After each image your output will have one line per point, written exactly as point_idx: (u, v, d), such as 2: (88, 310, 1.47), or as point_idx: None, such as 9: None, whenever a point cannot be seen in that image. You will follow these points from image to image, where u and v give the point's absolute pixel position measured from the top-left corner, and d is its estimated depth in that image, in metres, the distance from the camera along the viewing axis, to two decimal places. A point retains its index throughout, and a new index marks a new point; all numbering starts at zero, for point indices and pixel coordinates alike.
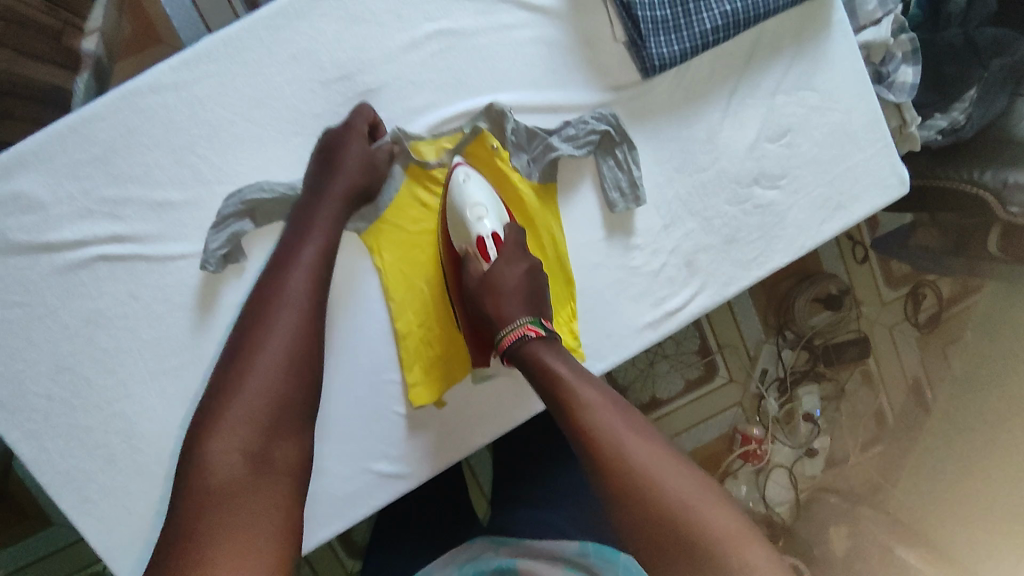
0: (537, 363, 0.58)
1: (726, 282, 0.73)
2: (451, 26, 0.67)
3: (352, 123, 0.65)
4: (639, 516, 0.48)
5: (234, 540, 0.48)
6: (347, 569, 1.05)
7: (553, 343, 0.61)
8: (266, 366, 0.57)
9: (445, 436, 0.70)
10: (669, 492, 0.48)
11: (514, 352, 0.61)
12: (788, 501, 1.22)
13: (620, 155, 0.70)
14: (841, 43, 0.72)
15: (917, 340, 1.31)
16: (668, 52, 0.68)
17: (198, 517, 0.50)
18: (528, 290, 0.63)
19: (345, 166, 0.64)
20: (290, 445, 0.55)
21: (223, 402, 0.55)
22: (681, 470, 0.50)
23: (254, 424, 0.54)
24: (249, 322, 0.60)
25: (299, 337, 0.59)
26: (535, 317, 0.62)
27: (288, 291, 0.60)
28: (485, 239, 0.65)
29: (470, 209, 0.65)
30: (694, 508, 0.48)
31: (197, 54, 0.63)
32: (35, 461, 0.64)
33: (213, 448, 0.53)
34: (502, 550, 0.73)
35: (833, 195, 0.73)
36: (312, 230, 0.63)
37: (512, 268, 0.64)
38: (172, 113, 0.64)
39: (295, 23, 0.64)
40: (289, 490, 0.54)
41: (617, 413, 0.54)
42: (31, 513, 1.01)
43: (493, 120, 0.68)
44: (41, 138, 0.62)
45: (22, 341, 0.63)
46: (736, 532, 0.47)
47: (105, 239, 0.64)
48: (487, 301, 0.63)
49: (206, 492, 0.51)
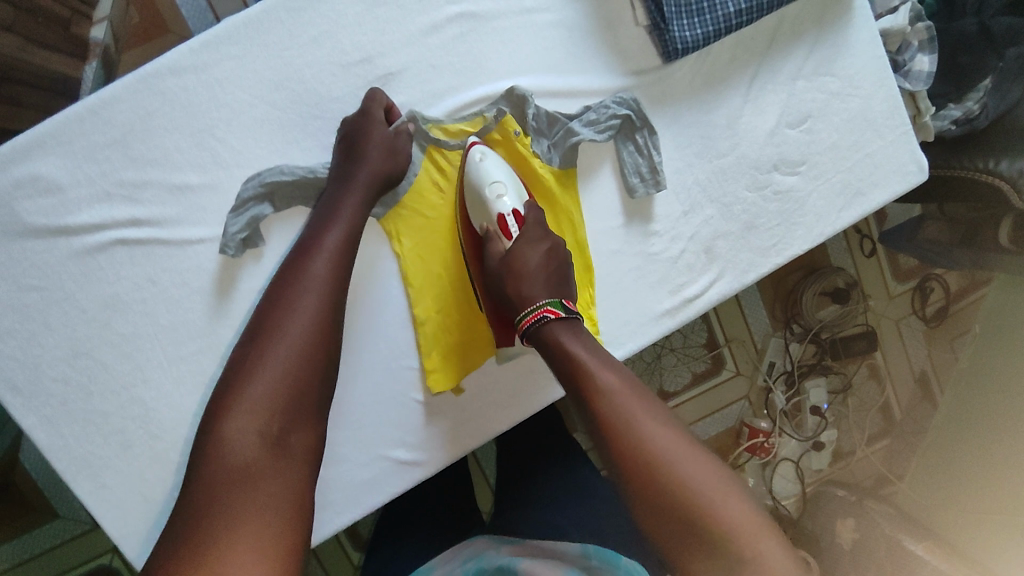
0: (556, 347, 0.57)
1: (745, 269, 0.72)
2: (472, 9, 0.67)
3: (373, 106, 0.65)
4: (657, 504, 0.48)
5: (250, 524, 0.48)
6: (354, 562, 1.05)
7: (577, 327, 0.59)
8: (285, 348, 0.56)
9: (461, 423, 0.70)
10: (689, 481, 0.48)
11: (535, 336, 0.59)
12: (795, 494, 1.27)
13: (641, 140, 0.70)
14: (861, 29, 0.72)
15: (923, 334, 1.32)
16: (690, 35, 0.67)
17: (211, 497, 0.49)
18: (549, 272, 0.62)
19: (367, 150, 0.63)
20: (307, 430, 0.55)
21: (242, 382, 0.55)
22: (701, 460, 0.50)
23: (273, 405, 0.54)
24: (269, 303, 0.59)
25: (319, 321, 0.58)
26: (557, 299, 0.60)
27: (307, 274, 0.60)
28: (506, 217, 0.64)
29: (488, 187, 0.64)
30: (713, 501, 0.48)
31: (218, 36, 0.63)
32: (51, 447, 0.63)
33: (230, 427, 0.52)
34: (504, 548, 0.72)
35: (852, 181, 0.73)
36: (333, 213, 0.63)
37: (533, 249, 0.63)
38: (191, 95, 0.63)
39: (316, 6, 0.64)
40: (302, 477, 0.53)
41: (636, 399, 0.52)
42: (37, 505, 1.00)
43: (514, 105, 0.68)
44: (59, 119, 0.62)
45: (39, 325, 0.63)
46: (756, 528, 0.47)
47: (123, 223, 0.63)
48: (511, 283, 0.62)
49: (221, 471, 0.51)
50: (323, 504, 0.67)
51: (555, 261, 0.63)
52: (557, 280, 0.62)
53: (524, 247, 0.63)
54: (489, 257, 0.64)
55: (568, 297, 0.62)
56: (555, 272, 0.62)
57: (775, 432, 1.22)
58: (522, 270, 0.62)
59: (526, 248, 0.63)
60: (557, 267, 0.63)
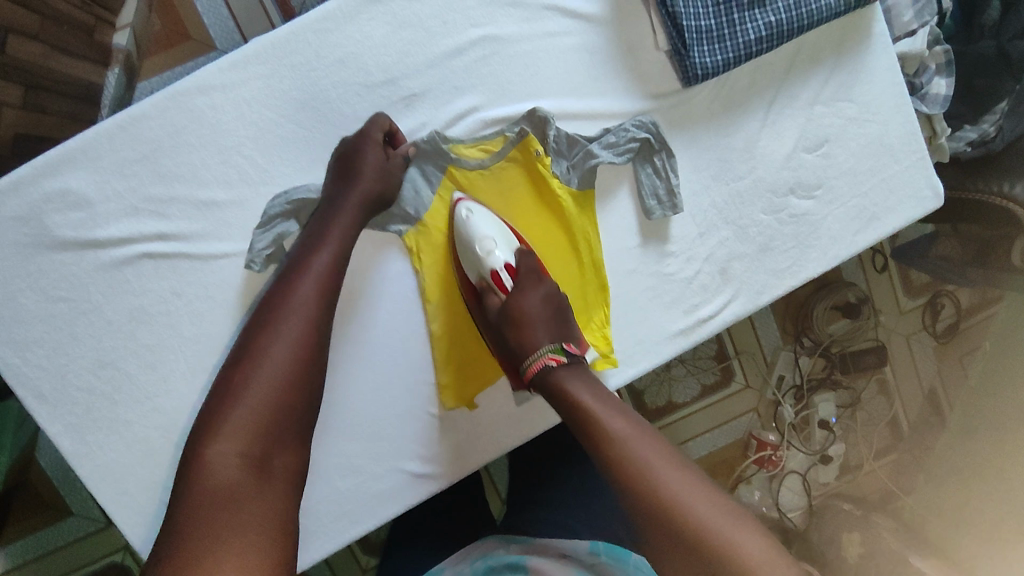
0: (561, 391, 0.57)
1: (759, 290, 0.73)
2: (495, 32, 0.68)
3: (370, 130, 0.65)
4: (668, 540, 0.47)
5: (234, 541, 0.45)
6: (362, 565, 1.06)
7: (579, 372, 0.59)
8: (270, 369, 0.54)
9: (476, 437, 0.71)
10: (700, 516, 0.47)
11: (539, 382, 0.59)
12: (800, 508, 1.24)
13: (659, 162, 0.70)
14: (880, 55, 0.73)
15: (934, 350, 1.32)
16: (711, 61, 0.68)
17: (193, 518, 0.47)
18: (548, 318, 0.63)
19: (360, 174, 0.64)
20: (290, 451, 0.53)
21: (227, 404, 0.53)
22: (710, 496, 0.49)
23: (257, 429, 0.52)
24: (254, 328, 0.57)
25: (305, 342, 0.56)
26: (557, 345, 0.61)
27: (293, 290, 0.58)
28: (501, 272, 0.65)
29: (479, 244, 0.65)
30: (724, 531, 0.47)
31: (246, 56, 0.64)
32: (75, 453, 0.64)
33: (214, 450, 0.50)
34: (513, 546, 0.72)
35: (867, 206, 0.74)
36: (322, 235, 0.62)
37: (530, 295, 0.64)
38: (218, 113, 0.65)
39: (342, 27, 0.65)
40: (287, 501, 0.51)
41: (645, 440, 0.52)
42: (50, 503, 1.02)
43: (535, 126, 0.69)
44: (89, 136, 0.63)
45: (66, 335, 0.64)
46: (771, 556, 0.46)
47: (150, 237, 0.65)
48: (514, 330, 0.62)
49: (202, 495, 0.48)
50: (342, 513, 0.68)
51: (553, 306, 0.64)
52: (554, 323, 0.63)
53: (519, 296, 0.63)
54: (489, 309, 0.65)
55: (567, 339, 0.63)
56: (552, 318, 0.63)
57: (783, 445, 1.22)
58: (519, 317, 0.62)
59: (524, 296, 0.63)
60: (554, 312, 0.64)
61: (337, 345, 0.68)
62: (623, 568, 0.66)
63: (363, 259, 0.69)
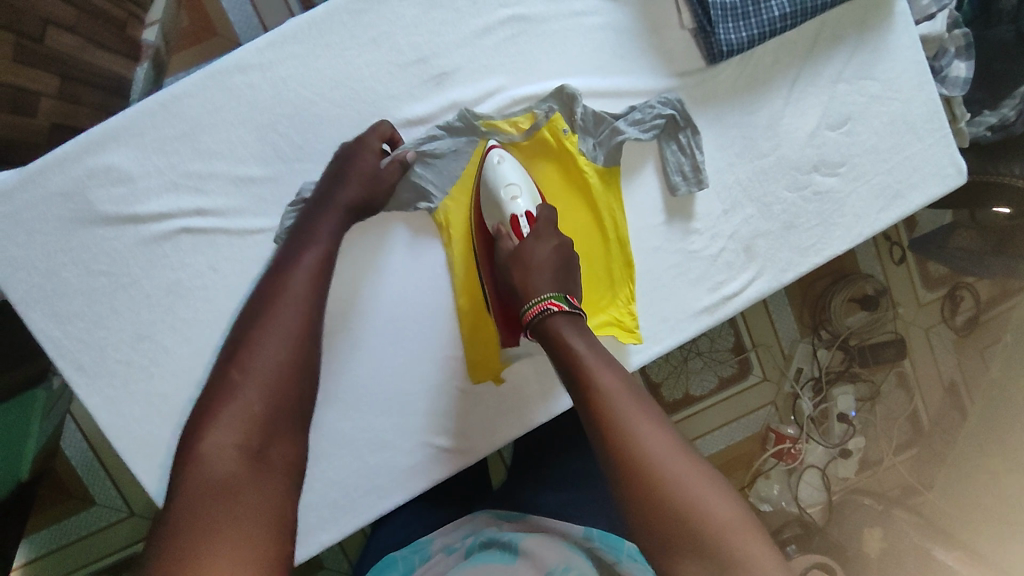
0: (556, 338, 0.57)
1: (784, 268, 0.74)
2: (523, 12, 0.70)
3: (364, 140, 0.67)
4: (641, 501, 0.46)
5: (227, 534, 0.43)
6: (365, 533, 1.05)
7: (578, 322, 0.58)
8: (264, 362, 0.53)
9: (502, 412, 0.71)
10: (669, 476, 0.46)
11: (537, 325, 0.59)
12: (821, 502, 1.22)
13: (684, 139, 0.72)
14: (901, 35, 0.74)
15: (953, 342, 1.31)
16: (736, 38, 0.69)
17: (188, 509, 0.45)
18: (556, 267, 0.63)
19: (351, 176, 0.65)
20: (287, 442, 0.51)
21: (222, 398, 0.52)
22: (686, 460, 0.48)
23: (253, 419, 0.50)
24: (248, 323, 0.57)
25: (297, 333, 0.56)
26: (559, 293, 0.60)
27: (284, 295, 0.58)
28: (519, 217, 0.65)
29: (503, 189, 0.66)
30: (698, 496, 0.45)
31: (283, 36, 0.66)
32: (111, 426, 0.66)
33: (208, 443, 0.48)
34: (504, 526, 0.71)
35: (890, 183, 0.74)
36: (310, 235, 0.63)
37: (544, 244, 0.64)
38: (255, 91, 0.67)
39: (376, 8, 0.67)
40: (285, 488, 0.49)
41: (630, 397, 0.51)
42: (75, 492, 1.04)
43: (563, 103, 0.71)
44: (132, 114, 0.65)
45: (106, 309, 0.66)
46: (734, 524, 0.45)
47: (188, 214, 0.67)
48: (518, 274, 0.62)
49: (196, 489, 0.46)
50: (371, 487, 0.69)
51: (563, 258, 0.64)
52: (562, 275, 0.63)
53: (535, 242, 0.64)
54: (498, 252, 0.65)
55: (570, 290, 0.63)
56: (560, 268, 0.63)
57: (802, 438, 1.21)
58: (529, 263, 0.62)
59: (537, 242, 0.64)
60: (563, 264, 0.64)
61: (366, 322, 0.69)
62: (615, 554, 0.66)
63: (389, 241, 0.70)
